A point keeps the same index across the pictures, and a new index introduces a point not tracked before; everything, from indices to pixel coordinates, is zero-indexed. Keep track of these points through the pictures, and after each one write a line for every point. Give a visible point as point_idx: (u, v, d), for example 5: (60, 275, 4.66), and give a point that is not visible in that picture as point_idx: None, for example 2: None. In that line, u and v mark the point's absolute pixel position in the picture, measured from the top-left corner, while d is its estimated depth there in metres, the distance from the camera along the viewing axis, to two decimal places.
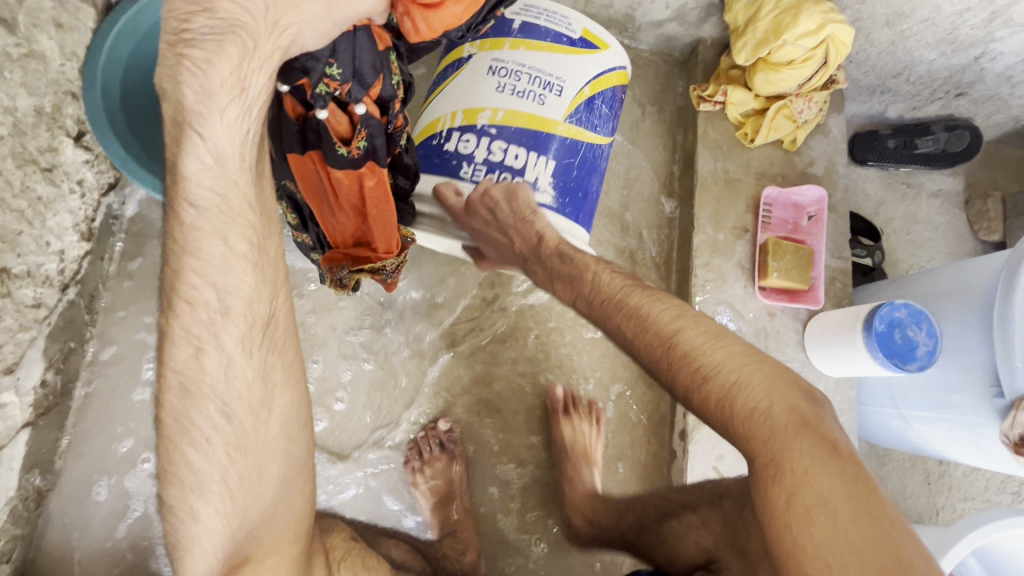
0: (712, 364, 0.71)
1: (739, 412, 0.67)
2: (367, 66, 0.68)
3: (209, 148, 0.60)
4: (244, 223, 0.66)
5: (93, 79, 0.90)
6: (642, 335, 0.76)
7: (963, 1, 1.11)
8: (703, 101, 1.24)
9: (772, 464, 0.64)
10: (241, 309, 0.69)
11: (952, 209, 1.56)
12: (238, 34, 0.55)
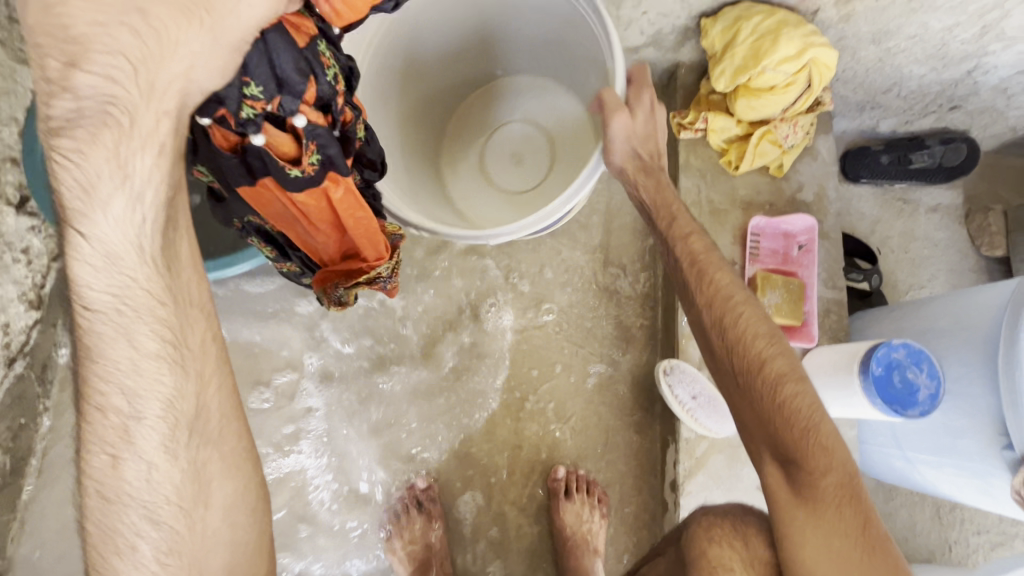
0: (791, 374, 0.81)
1: (801, 421, 0.79)
2: (291, 69, 0.60)
3: (97, 246, 0.54)
4: (153, 317, 0.58)
5: (32, 143, 0.83)
6: (729, 335, 0.85)
7: (950, 17, 1.05)
8: (682, 129, 1.18)
9: (804, 471, 0.77)
10: (160, 410, 0.60)
11: (952, 224, 1.49)
12: (111, 110, 0.51)
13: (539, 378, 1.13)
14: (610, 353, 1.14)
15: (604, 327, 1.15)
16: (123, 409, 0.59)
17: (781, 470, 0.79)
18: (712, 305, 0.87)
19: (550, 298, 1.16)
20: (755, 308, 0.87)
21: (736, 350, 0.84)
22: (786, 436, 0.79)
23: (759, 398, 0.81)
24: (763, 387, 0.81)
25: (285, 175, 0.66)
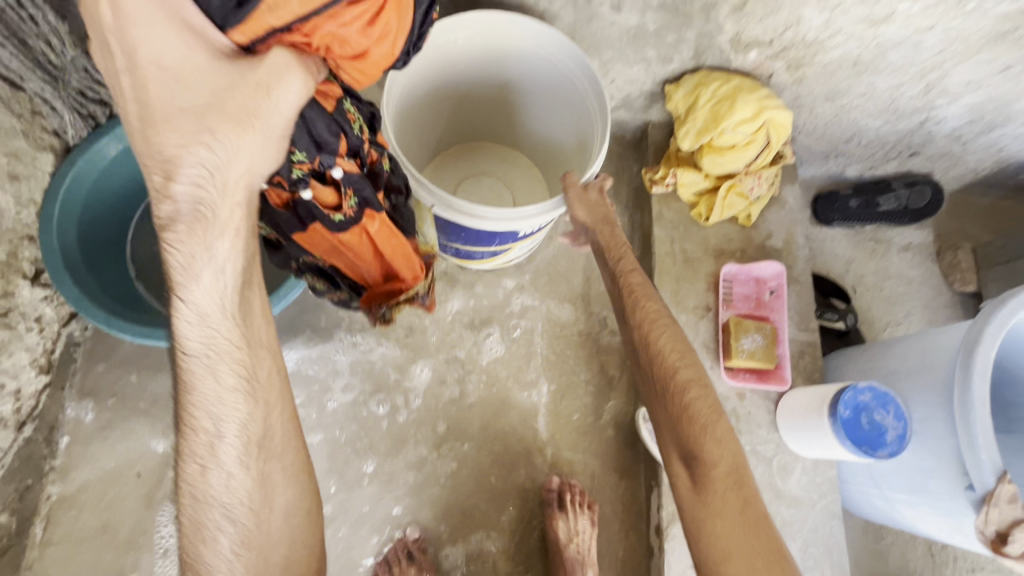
0: (698, 385, 0.88)
1: (702, 426, 0.85)
2: (325, 131, 0.73)
3: (192, 308, 0.68)
4: (233, 359, 0.72)
5: (49, 220, 0.92)
6: (648, 348, 0.90)
7: (895, 78, 1.14)
8: (653, 184, 1.24)
9: (707, 471, 0.83)
10: (236, 431, 0.73)
11: (924, 261, 1.54)
12: (201, 210, 0.65)
13: (524, 425, 1.17)
14: (593, 399, 1.20)
15: (586, 374, 1.21)
16: (210, 430, 0.72)
17: (686, 469, 0.85)
18: (637, 318, 0.93)
19: (534, 347, 1.21)
20: (673, 323, 0.93)
21: (653, 358, 0.90)
22: (691, 436, 0.85)
23: (670, 402, 0.87)
24: (672, 392, 0.88)
25: (331, 220, 0.79)
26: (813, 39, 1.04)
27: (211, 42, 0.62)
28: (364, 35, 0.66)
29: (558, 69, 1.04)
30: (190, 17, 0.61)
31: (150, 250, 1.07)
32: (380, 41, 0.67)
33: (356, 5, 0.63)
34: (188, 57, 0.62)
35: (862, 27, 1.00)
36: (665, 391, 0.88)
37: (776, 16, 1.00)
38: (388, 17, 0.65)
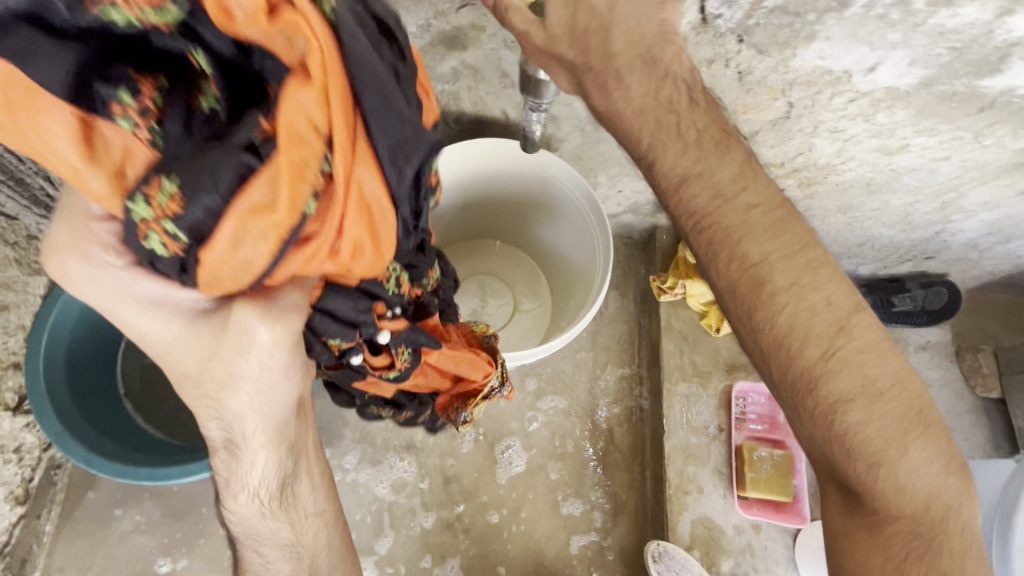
0: (855, 397, 0.66)
1: (864, 454, 0.66)
2: (353, 314, 0.62)
3: (240, 513, 0.64)
4: (280, 540, 0.68)
5: (37, 347, 0.89)
6: (767, 342, 0.69)
7: (909, 197, 1.11)
8: (662, 293, 1.20)
9: (871, 509, 0.67)
10: (285, 570, 0.69)
11: (944, 362, 1.49)
12: (236, 440, 0.60)
13: (525, 550, 1.12)
14: (598, 523, 1.14)
15: (591, 494, 1.15)
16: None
17: (845, 499, 0.70)
18: (736, 296, 0.70)
19: (536, 464, 1.16)
20: (807, 296, 0.68)
21: (779, 352, 0.69)
22: (847, 470, 0.67)
23: (814, 420, 0.68)
24: (813, 406, 0.67)
25: (388, 377, 0.75)
26: (825, 164, 1.02)
27: (177, 303, 0.51)
28: (330, 261, 0.51)
29: (569, 199, 1.00)
30: (144, 286, 0.50)
31: (140, 365, 1.04)
32: (357, 257, 0.53)
33: (308, 241, 0.48)
34: (171, 323, 0.52)
35: (875, 155, 0.98)
36: (804, 404, 0.68)
37: (787, 144, 0.97)
38: (359, 233, 0.50)
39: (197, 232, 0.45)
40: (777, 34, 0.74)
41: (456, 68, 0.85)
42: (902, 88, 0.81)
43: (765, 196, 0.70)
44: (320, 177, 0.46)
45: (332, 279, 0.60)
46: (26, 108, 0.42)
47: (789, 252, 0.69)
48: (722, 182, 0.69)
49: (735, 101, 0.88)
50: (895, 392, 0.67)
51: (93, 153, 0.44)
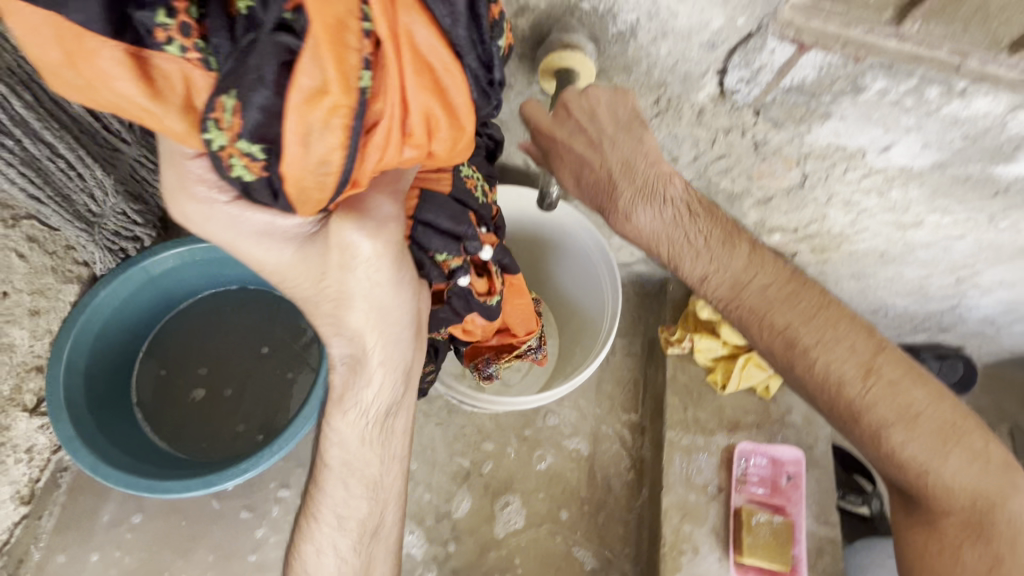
0: (887, 425, 0.72)
1: (912, 471, 0.72)
2: (452, 221, 0.68)
3: (337, 441, 0.72)
4: (362, 476, 0.73)
5: (60, 353, 0.92)
6: (811, 383, 0.76)
7: (923, 270, 1.11)
8: (670, 344, 1.21)
9: (936, 513, 0.72)
10: (354, 523, 0.73)
11: None
12: (355, 362, 0.69)
13: None
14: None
15: (585, 544, 1.14)
16: (331, 531, 0.73)
17: (912, 506, 0.76)
18: (777, 351, 0.78)
19: (532, 509, 1.15)
20: (827, 340, 0.75)
21: (819, 397, 0.77)
22: (902, 480, 0.74)
23: (865, 446, 0.75)
24: (861, 434, 0.75)
25: (487, 305, 0.78)
26: (839, 232, 1.03)
27: (285, 230, 0.58)
28: (409, 147, 0.52)
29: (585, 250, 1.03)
30: (253, 218, 0.56)
31: (153, 377, 1.08)
32: (433, 137, 0.52)
33: (375, 127, 0.48)
34: (282, 253, 0.60)
35: (889, 228, 0.99)
36: (853, 433, 0.76)
37: (801, 211, 0.99)
38: (415, 113, 0.49)
39: (263, 136, 0.46)
40: (794, 110, 0.76)
41: None
42: (915, 168, 0.83)
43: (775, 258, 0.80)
44: (366, 42, 0.45)
45: (425, 187, 0.67)
46: (78, 57, 0.44)
47: (809, 312, 0.77)
48: (735, 269, 0.79)
49: (751, 168, 0.90)
50: (931, 410, 0.73)
51: (156, 91, 0.47)
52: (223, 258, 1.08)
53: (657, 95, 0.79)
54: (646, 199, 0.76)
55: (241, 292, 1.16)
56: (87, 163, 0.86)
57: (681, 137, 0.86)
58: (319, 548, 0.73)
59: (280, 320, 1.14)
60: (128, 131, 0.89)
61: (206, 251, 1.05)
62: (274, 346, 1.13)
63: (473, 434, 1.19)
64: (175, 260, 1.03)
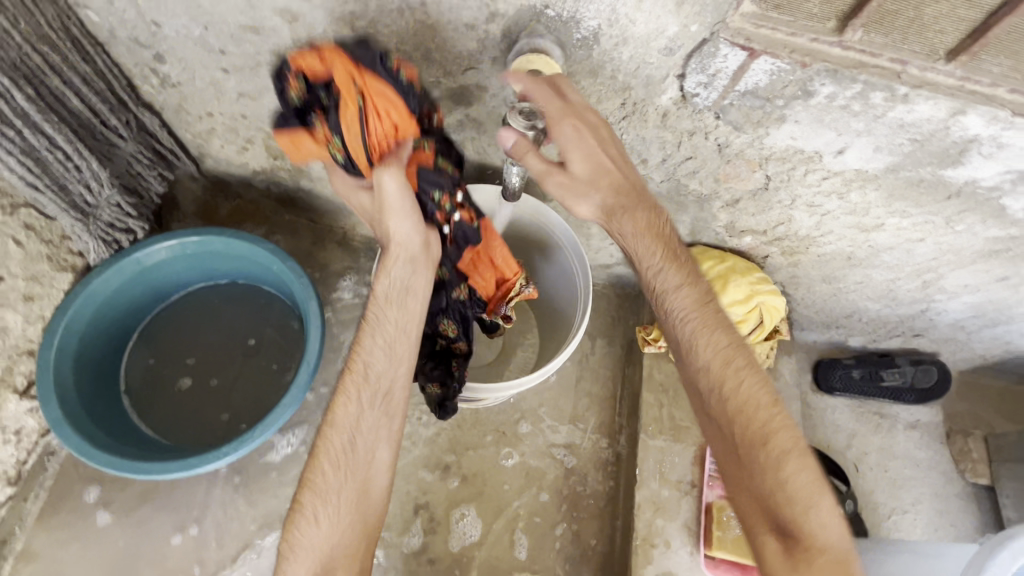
0: (789, 451, 0.78)
1: (800, 501, 0.75)
2: (432, 177, 0.80)
3: (388, 268, 0.83)
4: (391, 315, 0.82)
5: (52, 339, 0.96)
6: (729, 403, 0.81)
7: (890, 273, 1.14)
8: (647, 343, 1.24)
9: (803, 554, 0.72)
10: (377, 379, 0.81)
11: (933, 443, 1.47)
12: (374, 218, 0.82)
13: None
14: (563, 569, 1.13)
15: (560, 539, 1.15)
16: (360, 381, 0.81)
17: (783, 549, 0.74)
18: (712, 365, 0.83)
19: (509, 503, 1.17)
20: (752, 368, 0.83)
21: (734, 416, 0.81)
22: (786, 513, 0.75)
23: (762, 472, 0.77)
24: (763, 458, 0.78)
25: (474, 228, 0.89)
26: (806, 235, 1.07)
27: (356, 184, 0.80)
28: (382, 120, 0.73)
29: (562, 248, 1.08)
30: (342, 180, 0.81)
31: (142, 366, 1.12)
32: (381, 112, 0.72)
33: (368, 122, 0.72)
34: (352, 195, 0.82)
35: (852, 231, 1.03)
36: (752, 460, 0.78)
37: (768, 213, 1.03)
38: (378, 114, 0.72)
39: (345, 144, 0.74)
40: (751, 114, 0.81)
41: (461, 120, 0.94)
42: (871, 171, 0.87)
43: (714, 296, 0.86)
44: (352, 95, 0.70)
45: (418, 158, 0.79)
46: (299, 147, 0.78)
47: (735, 343, 0.84)
48: (680, 290, 0.85)
49: (716, 170, 0.95)
50: (814, 465, 0.78)
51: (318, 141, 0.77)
52: (213, 253, 1.12)
53: (623, 98, 0.83)
54: (631, 206, 0.82)
55: (231, 287, 1.19)
56: (84, 155, 0.91)
57: (649, 140, 0.91)
58: (351, 395, 0.80)
59: (267, 314, 1.18)
60: (124, 127, 0.98)
61: (198, 245, 1.09)
62: (260, 339, 1.16)
63: (452, 429, 1.22)
64: (168, 253, 1.07)
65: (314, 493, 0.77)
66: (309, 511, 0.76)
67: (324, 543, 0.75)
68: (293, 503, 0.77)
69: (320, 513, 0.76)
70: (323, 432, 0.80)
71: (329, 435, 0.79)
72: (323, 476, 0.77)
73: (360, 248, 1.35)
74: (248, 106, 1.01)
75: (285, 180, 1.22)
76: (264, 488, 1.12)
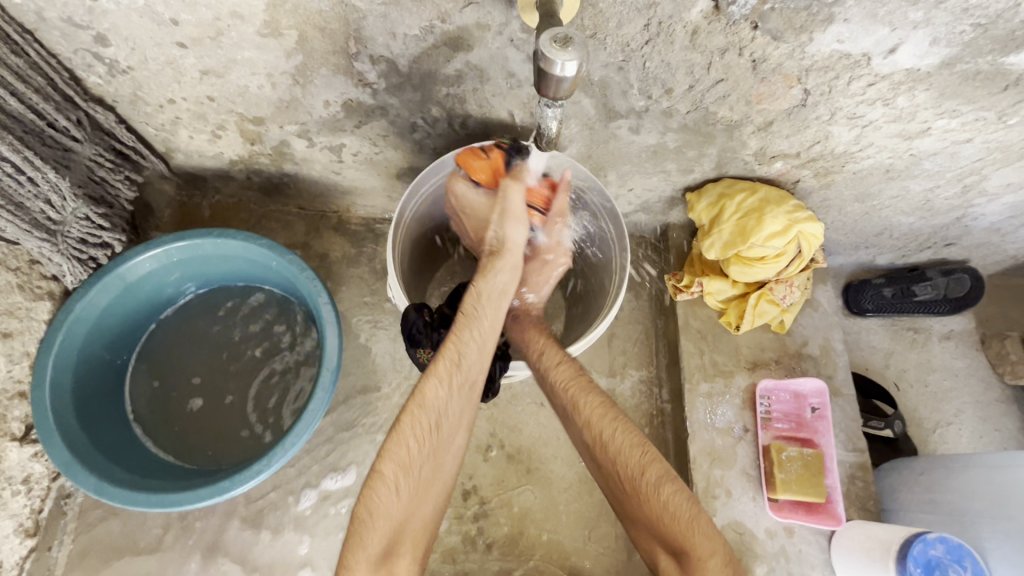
0: (666, 476, 0.84)
1: (683, 519, 0.80)
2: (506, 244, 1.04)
3: (504, 277, 0.90)
4: (485, 319, 0.87)
5: (42, 376, 0.87)
6: (607, 451, 0.87)
7: (929, 182, 1.07)
8: (679, 291, 1.18)
9: (694, 562, 0.77)
10: (468, 361, 0.83)
11: (970, 350, 1.44)
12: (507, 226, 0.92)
13: (551, 566, 1.07)
14: (624, 534, 1.09)
15: None
16: (448, 362, 0.82)
17: (674, 565, 0.79)
18: (590, 421, 0.89)
19: (558, 474, 1.13)
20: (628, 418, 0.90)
21: (615, 460, 0.86)
22: (673, 531, 0.80)
23: (646, 498, 0.83)
24: (645, 492, 0.83)
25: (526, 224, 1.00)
26: (843, 151, 0.98)
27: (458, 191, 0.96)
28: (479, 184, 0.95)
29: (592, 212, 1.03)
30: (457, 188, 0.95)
31: (148, 391, 1.03)
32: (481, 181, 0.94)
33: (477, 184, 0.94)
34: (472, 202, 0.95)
35: (894, 140, 0.94)
36: (634, 493, 0.84)
37: (804, 133, 0.94)
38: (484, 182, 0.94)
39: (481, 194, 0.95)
40: (794, 18, 0.73)
41: (461, 69, 0.83)
42: (923, 69, 0.79)
43: (576, 363, 0.93)
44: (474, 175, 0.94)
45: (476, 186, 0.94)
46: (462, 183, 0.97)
47: (589, 397, 0.90)
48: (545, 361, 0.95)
49: (749, 91, 0.86)
50: (681, 495, 0.82)
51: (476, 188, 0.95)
52: (202, 257, 1.01)
53: (647, 17, 0.75)
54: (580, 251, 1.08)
55: (229, 292, 1.10)
56: (37, 165, 0.82)
57: (673, 63, 0.82)
58: (442, 378, 0.81)
59: (273, 316, 1.09)
60: (77, 128, 0.87)
61: (184, 251, 0.99)
62: (270, 343, 1.07)
63: (488, 407, 1.15)
64: (153, 264, 0.97)
65: (397, 466, 0.77)
66: (389, 480, 0.76)
67: (399, 511, 0.76)
68: (371, 470, 0.77)
69: (402, 486, 0.77)
70: (408, 408, 0.80)
71: (415, 412, 0.79)
72: (405, 451, 0.78)
73: (360, 230, 1.25)
74: (214, 86, 0.89)
75: (266, 166, 1.10)
76: (302, 498, 1.06)
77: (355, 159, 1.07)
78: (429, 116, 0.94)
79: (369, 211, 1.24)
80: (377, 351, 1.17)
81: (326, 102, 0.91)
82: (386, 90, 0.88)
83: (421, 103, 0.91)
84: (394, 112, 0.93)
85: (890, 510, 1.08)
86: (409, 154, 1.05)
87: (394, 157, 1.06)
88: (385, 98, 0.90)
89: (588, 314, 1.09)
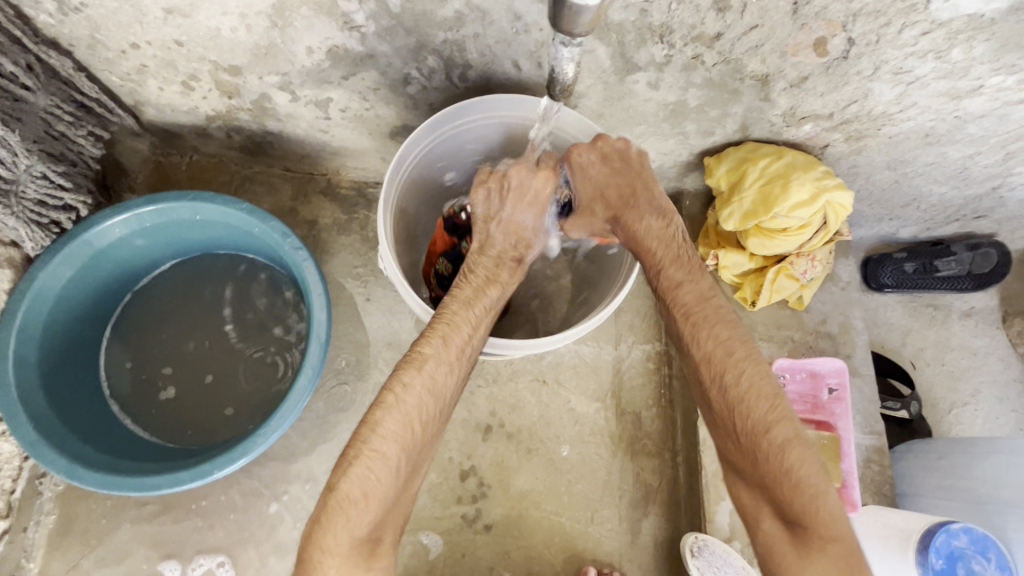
0: (797, 441, 0.70)
1: (806, 483, 0.68)
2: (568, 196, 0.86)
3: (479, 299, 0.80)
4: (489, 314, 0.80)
5: (5, 350, 0.80)
6: (727, 394, 0.73)
7: (971, 148, 0.98)
8: None
9: (806, 538, 0.68)
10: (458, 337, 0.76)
11: (989, 328, 1.37)
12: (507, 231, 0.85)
13: (552, 548, 1.04)
14: (628, 517, 1.05)
15: (620, 485, 1.06)
16: (459, 347, 0.76)
17: (784, 535, 0.69)
18: (710, 356, 0.75)
19: (560, 452, 1.08)
20: (755, 357, 0.75)
21: (734, 408, 0.73)
22: (788, 501, 0.69)
23: (762, 458, 0.70)
24: (765, 449, 0.70)
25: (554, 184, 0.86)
26: (881, 112, 0.89)
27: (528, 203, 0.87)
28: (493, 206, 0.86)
29: None
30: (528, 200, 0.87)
31: (122, 370, 0.96)
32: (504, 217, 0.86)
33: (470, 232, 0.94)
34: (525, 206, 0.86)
35: (940, 100, 0.85)
36: (752, 448, 0.71)
37: (841, 91, 0.85)
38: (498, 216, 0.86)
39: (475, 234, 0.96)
40: None
41: (460, 10, 0.74)
42: (987, 15, 0.70)
43: (693, 295, 0.79)
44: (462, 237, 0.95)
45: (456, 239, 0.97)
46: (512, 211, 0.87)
47: (698, 333, 0.77)
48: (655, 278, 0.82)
49: (785, 40, 0.77)
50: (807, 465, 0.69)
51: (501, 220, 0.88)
52: (178, 223, 0.93)
53: None
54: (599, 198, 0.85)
55: (209, 260, 1.02)
56: None
57: (702, 6, 0.73)
58: (437, 358, 0.74)
59: (257, 292, 1.01)
60: (26, 74, 0.78)
61: (157, 216, 0.90)
62: (251, 324, 1.00)
63: (488, 385, 1.10)
64: (124, 229, 0.89)
65: (394, 441, 0.70)
66: (381, 455, 0.69)
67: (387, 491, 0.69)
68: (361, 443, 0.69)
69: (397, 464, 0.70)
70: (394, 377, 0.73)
71: (421, 392, 0.72)
72: (397, 423, 0.70)
73: (351, 195, 1.16)
74: (181, 28, 0.78)
75: (247, 122, 1.00)
76: (293, 477, 1.01)
77: (344, 116, 0.97)
78: (425, 66, 0.84)
79: (360, 174, 1.15)
80: (370, 324, 1.10)
81: (309, 49, 0.81)
82: (375, 35, 0.78)
83: (414, 51, 0.81)
84: (385, 62, 0.83)
85: (905, 494, 1.03)
86: (401, 110, 0.95)
87: (386, 113, 0.96)
88: (375, 44, 0.80)
89: (605, 278, 1.00)
